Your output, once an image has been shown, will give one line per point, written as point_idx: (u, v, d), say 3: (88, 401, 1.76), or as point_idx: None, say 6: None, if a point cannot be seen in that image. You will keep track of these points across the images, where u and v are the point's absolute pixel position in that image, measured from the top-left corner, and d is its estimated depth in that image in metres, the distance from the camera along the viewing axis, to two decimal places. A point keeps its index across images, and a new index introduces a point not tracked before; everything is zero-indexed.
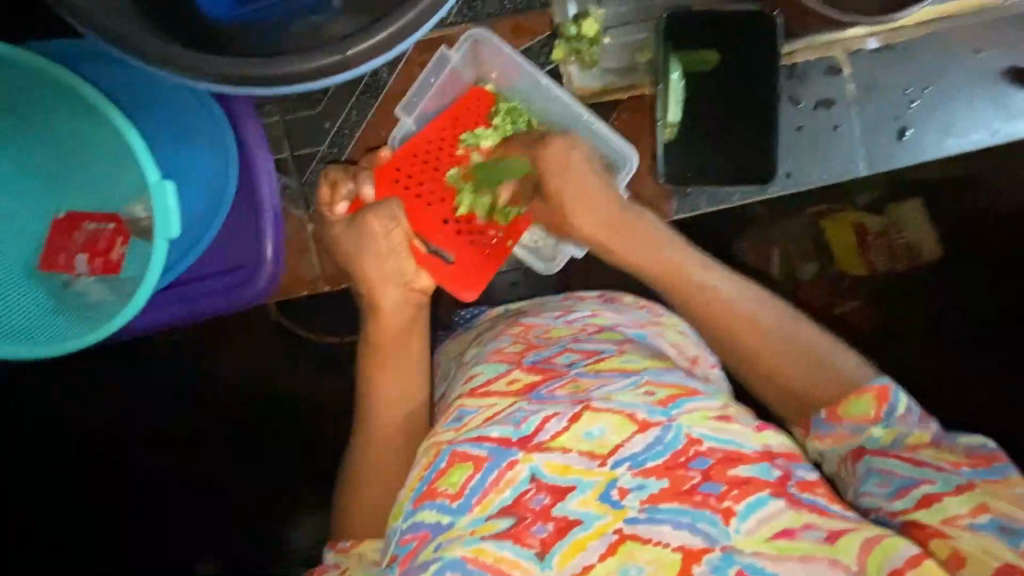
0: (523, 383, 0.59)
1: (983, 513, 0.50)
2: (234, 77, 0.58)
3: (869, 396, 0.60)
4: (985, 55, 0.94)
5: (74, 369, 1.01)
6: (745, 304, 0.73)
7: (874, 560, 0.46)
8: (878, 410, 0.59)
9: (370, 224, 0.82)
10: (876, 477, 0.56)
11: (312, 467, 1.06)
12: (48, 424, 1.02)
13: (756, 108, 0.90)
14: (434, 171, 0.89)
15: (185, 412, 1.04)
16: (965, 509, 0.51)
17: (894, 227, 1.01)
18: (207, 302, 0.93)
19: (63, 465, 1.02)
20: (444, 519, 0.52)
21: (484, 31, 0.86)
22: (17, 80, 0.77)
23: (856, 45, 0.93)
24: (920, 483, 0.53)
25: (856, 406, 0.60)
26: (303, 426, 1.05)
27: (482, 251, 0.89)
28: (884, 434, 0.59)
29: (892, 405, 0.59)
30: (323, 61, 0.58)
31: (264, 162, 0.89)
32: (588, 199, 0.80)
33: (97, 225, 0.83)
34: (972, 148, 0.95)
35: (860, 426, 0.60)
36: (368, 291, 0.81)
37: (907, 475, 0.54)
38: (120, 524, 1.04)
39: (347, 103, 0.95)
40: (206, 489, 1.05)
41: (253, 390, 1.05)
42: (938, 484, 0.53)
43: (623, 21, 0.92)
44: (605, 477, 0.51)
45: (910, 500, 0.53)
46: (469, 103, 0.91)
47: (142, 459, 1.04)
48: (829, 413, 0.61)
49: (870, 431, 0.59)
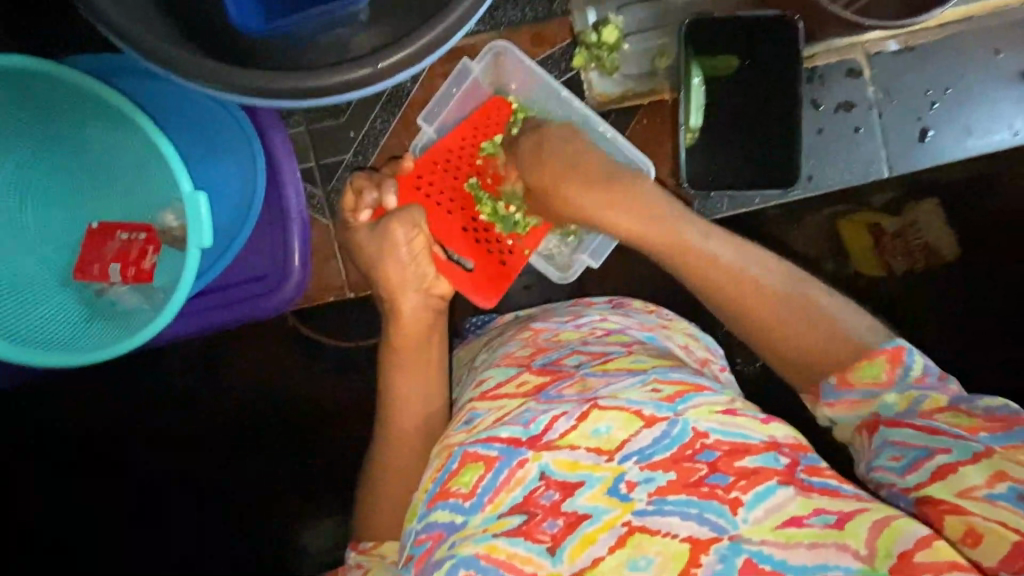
0: (532, 384, 0.60)
1: (1001, 481, 0.47)
2: (260, 88, 0.60)
3: (882, 360, 0.57)
4: (1006, 55, 0.93)
5: (84, 373, 1.04)
6: (769, 278, 0.68)
7: (884, 544, 0.45)
8: (891, 373, 0.56)
9: (393, 229, 0.83)
10: (891, 450, 0.53)
11: (312, 472, 1.08)
12: (47, 424, 1.04)
13: (765, 93, 0.90)
14: (453, 179, 0.92)
15: (190, 416, 1.07)
16: (982, 479, 0.48)
17: (911, 228, 1.00)
18: (231, 313, 0.96)
19: (63, 464, 1.05)
20: (458, 518, 0.53)
21: (506, 44, 0.87)
22: (53, 96, 0.79)
23: (876, 47, 0.94)
24: (934, 453, 0.51)
25: (867, 371, 0.57)
26: (303, 428, 1.08)
27: (501, 258, 0.93)
28: (899, 400, 0.55)
29: (906, 365, 0.56)
30: (349, 72, 0.59)
31: (291, 171, 0.92)
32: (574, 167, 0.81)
33: (128, 235, 0.87)
34: (994, 149, 0.95)
35: (873, 393, 0.57)
36: (390, 296, 0.83)
37: (921, 445, 0.51)
38: (120, 525, 1.05)
39: (372, 112, 0.97)
40: (205, 489, 1.07)
41: (263, 397, 1.07)
42: (954, 453, 0.50)
43: (643, 28, 0.93)
44: (612, 472, 0.51)
45: (925, 473, 0.50)
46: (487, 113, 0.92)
47: (142, 459, 1.07)
48: (840, 380, 0.59)
49: (882, 397, 0.56)
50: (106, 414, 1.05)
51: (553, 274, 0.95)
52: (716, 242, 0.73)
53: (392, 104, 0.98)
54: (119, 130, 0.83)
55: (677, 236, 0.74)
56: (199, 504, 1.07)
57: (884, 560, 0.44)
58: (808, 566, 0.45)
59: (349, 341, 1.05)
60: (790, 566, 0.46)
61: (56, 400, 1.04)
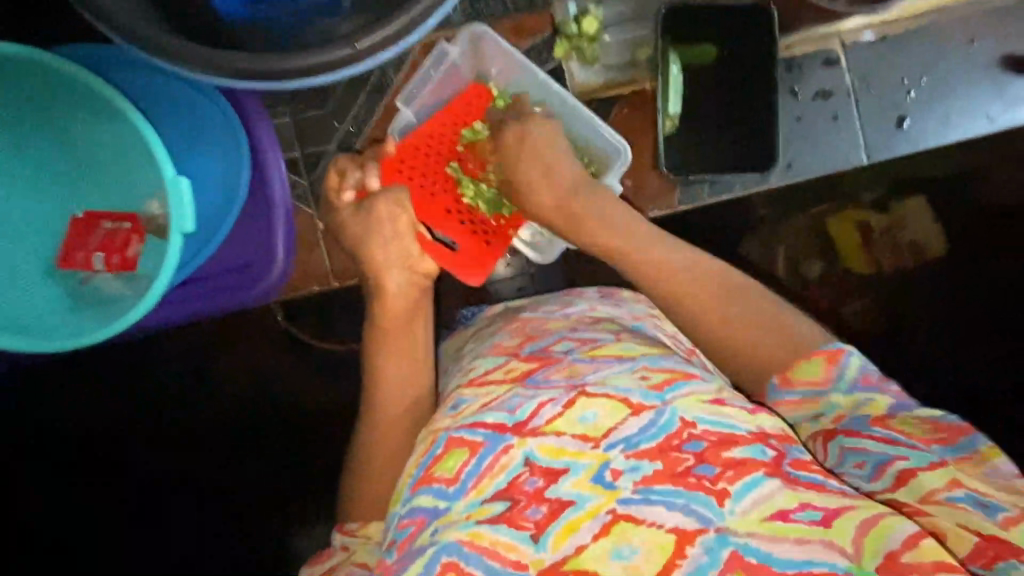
0: (519, 371, 0.61)
1: (958, 487, 0.53)
2: (243, 70, 0.62)
3: (821, 359, 0.63)
4: (980, 44, 0.95)
5: (77, 370, 1.05)
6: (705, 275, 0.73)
7: (870, 544, 0.47)
8: (829, 372, 0.62)
9: (378, 208, 0.85)
10: (851, 457, 0.58)
11: (310, 470, 1.08)
12: (47, 424, 1.06)
13: (747, 84, 0.91)
14: (435, 162, 0.91)
15: (191, 414, 1.07)
16: (941, 483, 0.53)
17: (898, 224, 1.04)
18: (218, 302, 0.96)
19: (64, 464, 1.06)
20: (441, 503, 0.54)
21: (483, 27, 0.88)
22: (40, 84, 0.80)
23: (852, 37, 0.95)
24: (893, 459, 0.56)
25: (808, 369, 0.63)
26: (303, 429, 1.08)
27: (485, 240, 0.92)
28: (844, 400, 0.61)
29: (843, 366, 0.62)
30: (327, 56, 0.61)
31: (275, 159, 0.92)
32: (546, 171, 0.81)
33: (113, 224, 0.87)
34: (971, 136, 0.96)
35: (816, 392, 0.63)
36: (373, 271, 0.84)
37: (878, 451, 0.57)
38: (120, 524, 1.07)
39: (356, 103, 0.98)
40: (203, 490, 1.08)
41: (255, 398, 1.08)
42: (911, 458, 0.55)
43: (622, 19, 0.94)
44: (597, 459, 0.53)
45: (888, 479, 0.55)
46: (468, 98, 0.92)
47: (142, 459, 1.08)
48: (782, 380, 0.64)
49: (827, 397, 0.62)
50: (100, 415, 1.06)
51: (534, 254, 0.95)
52: (664, 249, 0.76)
53: (375, 95, 0.98)
54: (105, 118, 0.83)
55: (632, 243, 0.77)
56: (199, 504, 1.08)
57: (870, 559, 0.47)
58: (795, 560, 0.47)
59: (342, 342, 1.06)
60: (777, 560, 0.47)
61: (51, 399, 1.05)
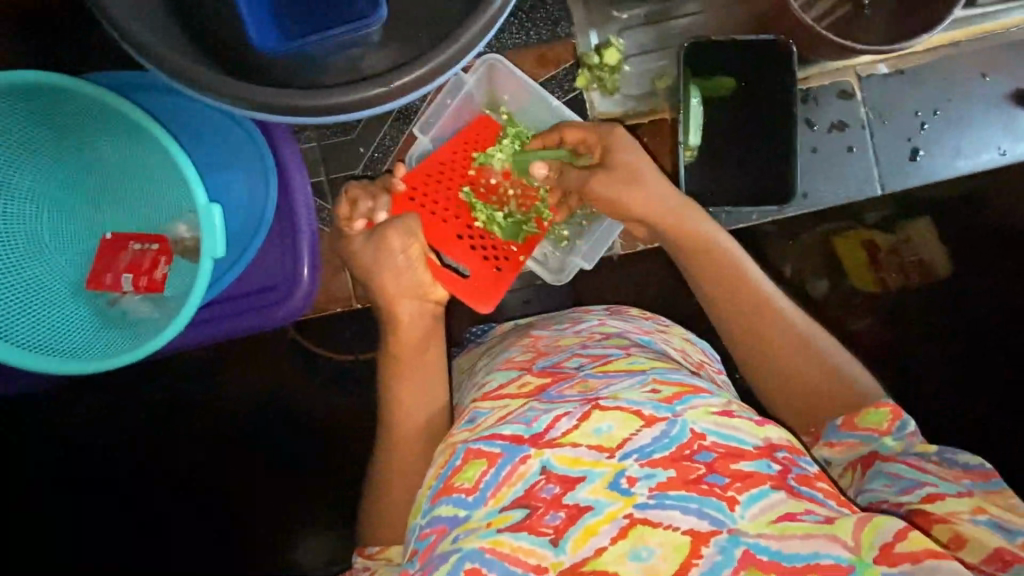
0: (534, 385, 0.63)
1: (982, 513, 0.53)
2: (284, 108, 0.65)
3: (886, 410, 0.63)
4: (992, 79, 0.97)
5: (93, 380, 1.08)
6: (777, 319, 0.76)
7: (867, 537, 0.48)
8: (891, 424, 0.63)
9: (391, 239, 0.85)
10: (884, 478, 0.60)
11: (319, 480, 1.13)
12: (39, 429, 1.08)
13: (768, 106, 0.93)
14: (447, 190, 0.94)
15: (170, 431, 1.11)
16: (966, 508, 0.54)
17: (905, 244, 1.06)
18: (241, 322, 0.99)
19: (46, 464, 1.09)
20: (462, 512, 0.54)
21: (497, 56, 0.90)
22: (79, 111, 0.84)
23: (867, 70, 0.97)
24: (923, 484, 0.57)
25: (871, 417, 0.63)
26: (315, 442, 1.12)
27: (497, 265, 0.94)
28: (894, 444, 0.63)
29: (905, 421, 0.63)
30: (364, 93, 0.64)
31: (301, 182, 0.95)
32: (651, 179, 0.81)
33: (142, 246, 0.90)
34: (982, 168, 0.98)
35: (873, 436, 0.63)
36: (386, 305, 0.84)
37: (911, 477, 0.58)
38: (113, 522, 1.11)
39: (381, 128, 1.01)
40: (201, 496, 1.12)
41: (269, 412, 1.11)
42: (940, 486, 0.57)
43: (643, 50, 0.98)
44: (613, 468, 0.53)
45: (916, 496, 0.56)
46: (478, 128, 0.96)
47: (127, 458, 1.11)
48: (845, 422, 0.65)
49: (881, 441, 0.63)
50: (101, 415, 1.09)
51: (547, 275, 0.97)
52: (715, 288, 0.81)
53: (401, 121, 1.02)
54: (139, 144, 0.87)
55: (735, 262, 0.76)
56: (196, 510, 1.12)
57: (868, 550, 0.47)
58: (801, 553, 0.47)
59: (348, 354, 1.09)
60: (785, 554, 0.48)
61: (68, 407, 1.08)
